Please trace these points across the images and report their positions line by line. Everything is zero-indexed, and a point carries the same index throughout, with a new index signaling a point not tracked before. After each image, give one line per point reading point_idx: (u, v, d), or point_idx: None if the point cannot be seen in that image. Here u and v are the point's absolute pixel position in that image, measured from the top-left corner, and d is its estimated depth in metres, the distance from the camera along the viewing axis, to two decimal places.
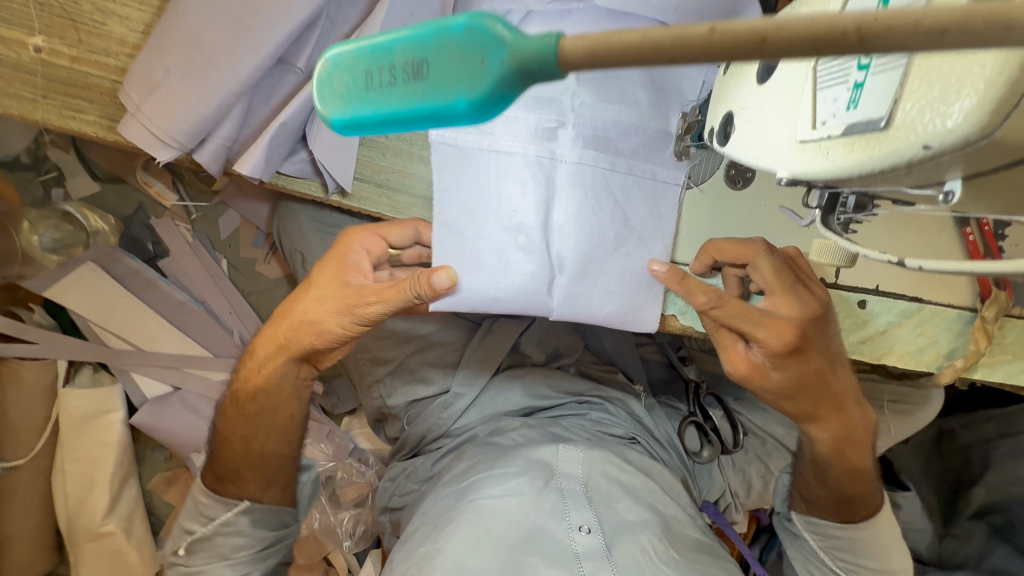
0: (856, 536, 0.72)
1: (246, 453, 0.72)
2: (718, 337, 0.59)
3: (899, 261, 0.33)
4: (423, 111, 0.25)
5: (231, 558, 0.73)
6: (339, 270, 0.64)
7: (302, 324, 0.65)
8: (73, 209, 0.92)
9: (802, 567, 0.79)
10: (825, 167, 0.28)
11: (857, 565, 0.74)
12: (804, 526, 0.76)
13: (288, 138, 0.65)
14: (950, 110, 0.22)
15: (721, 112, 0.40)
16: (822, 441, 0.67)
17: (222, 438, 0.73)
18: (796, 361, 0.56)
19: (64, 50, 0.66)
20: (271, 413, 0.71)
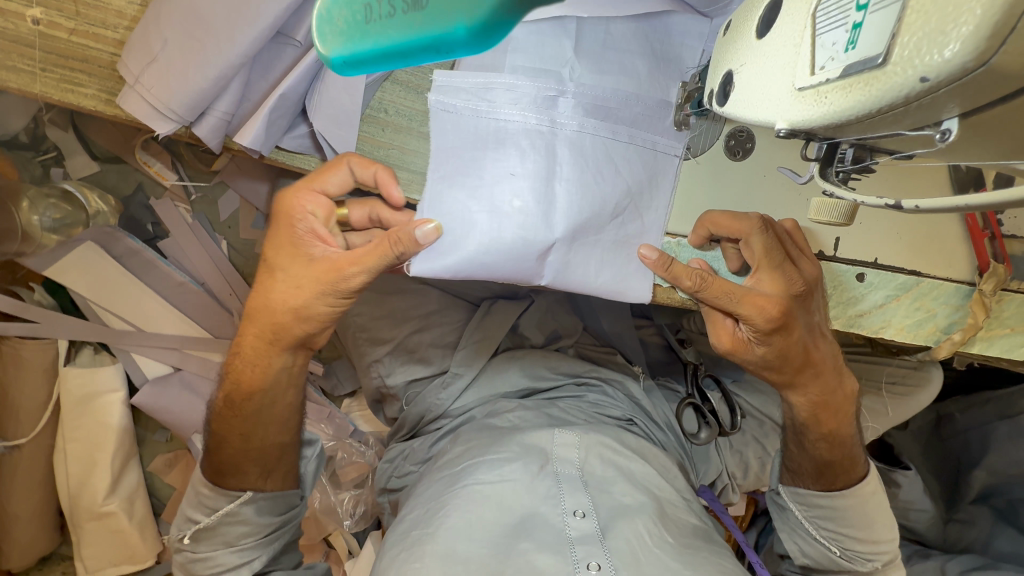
0: (840, 505, 0.73)
1: (244, 448, 0.69)
2: (707, 313, 0.61)
3: (896, 204, 0.32)
4: (422, 39, 0.29)
5: (237, 546, 0.71)
6: (296, 248, 0.61)
7: (285, 310, 0.62)
8: (73, 188, 0.93)
9: (789, 538, 0.79)
10: (823, 113, 0.29)
11: (842, 535, 0.74)
12: (790, 497, 0.77)
13: (288, 110, 0.66)
14: (947, 40, 0.22)
15: (719, 72, 0.40)
16: (800, 406, 0.70)
17: (219, 439, 0.70)
18: (784, 337, 0.58)
19: (62, 22, 0.66)
20: (271, 407, 0.70)
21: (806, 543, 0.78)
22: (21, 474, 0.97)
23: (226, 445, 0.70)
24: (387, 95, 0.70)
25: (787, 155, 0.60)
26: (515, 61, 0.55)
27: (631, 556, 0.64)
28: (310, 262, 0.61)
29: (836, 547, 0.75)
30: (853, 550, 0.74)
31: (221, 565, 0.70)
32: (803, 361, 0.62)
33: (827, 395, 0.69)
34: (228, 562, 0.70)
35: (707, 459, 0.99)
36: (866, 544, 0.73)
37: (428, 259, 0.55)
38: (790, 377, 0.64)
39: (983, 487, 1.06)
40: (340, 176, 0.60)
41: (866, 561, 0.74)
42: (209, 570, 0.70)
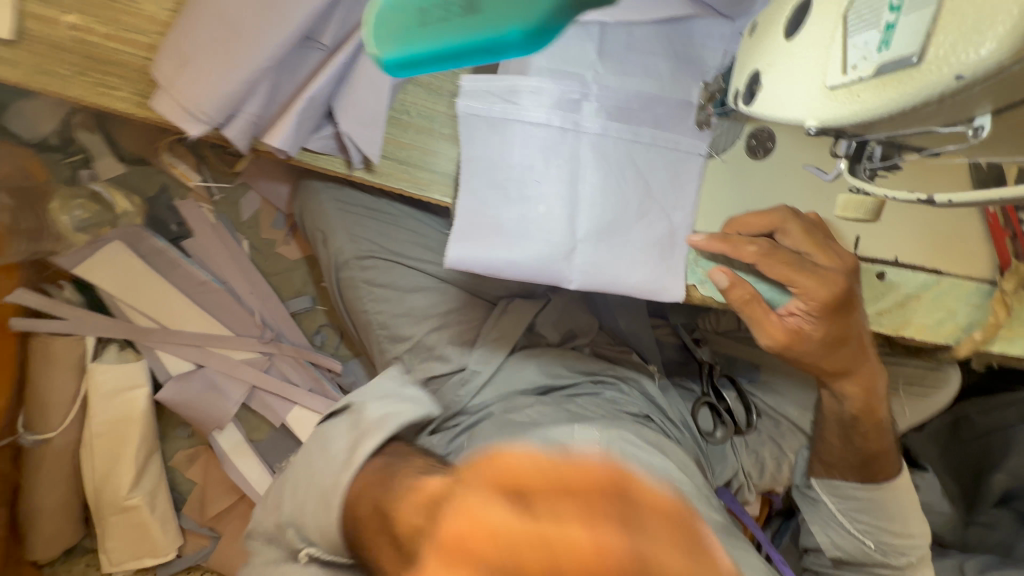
0: (877, 497, 0.75)
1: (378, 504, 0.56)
2: (750, 315, 0.58)
3: (929, 200, 0.34)
4: (480, 43, 0.31)
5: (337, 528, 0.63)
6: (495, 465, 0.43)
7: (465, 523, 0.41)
8: (101, 188, 0.96)
9: (819, 531, 0.80)
10: (856, 110, 0.29)
11: (876, 528, 0.76)
12: (822, 490, 0.78)
13: (316, 111, 0.67)
14: (983, 38, 0.23)
15: (746, 71, 0.41)
16: (851, 397, 0.68)
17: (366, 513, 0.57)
18: (840, 318, 0.58)
19: (98, 28, 0.68)
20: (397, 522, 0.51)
21: (839, 537, 0.78)
22: (48, 467, 0.99)
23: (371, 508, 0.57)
24: (410, 97, 0.71)
25: (813, 150, 0.59)
26: (539, 63, 0.56)
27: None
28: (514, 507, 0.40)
29: (871, 541, 0.76)
30: (888, 544, 0.75)
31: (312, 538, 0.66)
32: (857, 344, 0.62)
33: (874, 387, 0.68)
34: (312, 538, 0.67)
35: (723, 459, 0.99)
36: (901, 539, 0.75)
37: (464, 254, 0.55)
38: (836, 365, 0.64)
39: (1002, 491, 1.03)
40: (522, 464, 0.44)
41: (902, 556, 0.75)
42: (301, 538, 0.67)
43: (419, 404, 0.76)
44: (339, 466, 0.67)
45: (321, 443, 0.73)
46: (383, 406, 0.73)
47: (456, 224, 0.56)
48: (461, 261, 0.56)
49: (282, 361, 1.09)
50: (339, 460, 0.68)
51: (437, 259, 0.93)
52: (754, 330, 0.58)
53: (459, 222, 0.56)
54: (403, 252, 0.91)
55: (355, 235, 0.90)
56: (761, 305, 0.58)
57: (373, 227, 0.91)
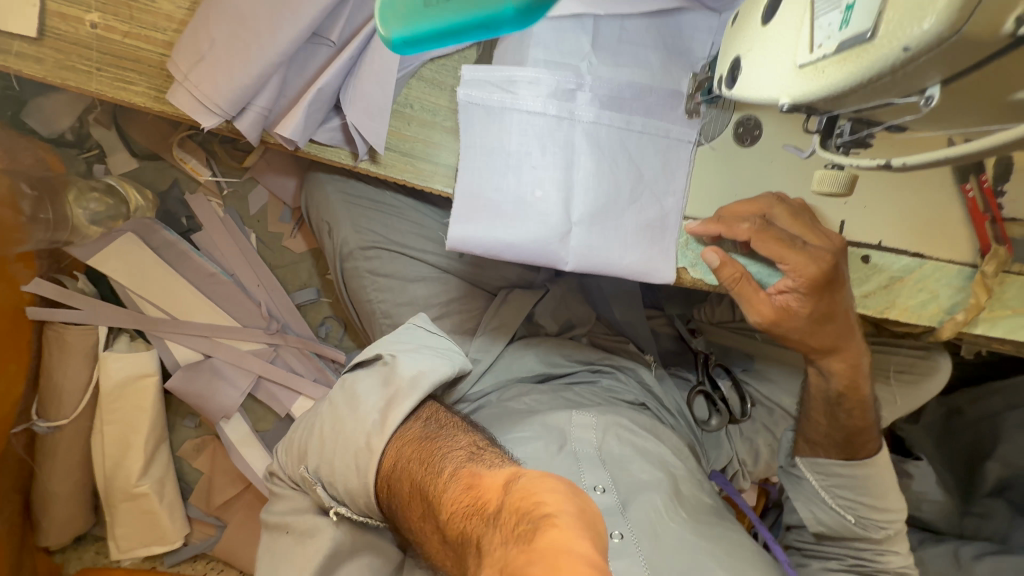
0: (859, 475, 0.77)
1: (419, 486, 0.55)
2: (741, 292, 0.61)
3: (885, 164, 0.36)
4: (476, 20, 0.33)
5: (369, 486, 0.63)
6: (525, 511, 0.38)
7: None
8: (115, 182, 1.00)
9: (804, 507, 0.82)
10: (823, 84, 0.32)
11: (858, 503, 0.78)
12: (807, 468, 0.81)
13: (323, 103, 0.71)
14: (926, 12, 0.26)
15: (729, 57, 0.44)
16: (836, 373, 0.72)
17: (414, 484, 0.56)
18: (828, 296, 0.61)
19: (117, 26, 0.72)
20: (449, 518, 0.49)
21: (822, 512, 0.81)
22: (60, 454, 1.02)
23: (417, 481, 0.56)
24: (413, 91, 0.75)
25: (794, 128, 0.62)
26: (536, 54, 0.59)
27: (651, 528, 0.69)
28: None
29: (852, 515, 0.79)
30: (868, 518, 0.78)
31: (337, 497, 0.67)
32: (843, 324, 0.65)
33: (851, 367, 0.72)
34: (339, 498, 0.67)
35: (718, 446, 1.02)
36: (880, 512, 0.77)
37: (463, 234, 0.59)
38: (823, 343, 0.66)
39: (997, 480, 1.06)
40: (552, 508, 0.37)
41: (880, 529, 0.78)
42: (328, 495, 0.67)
43: (449, 359, 0.74)
44: (372, 426, 0.65)
45: (349, 396, 0.71)
46: (415, 361, 0.71)
47: (456, 206, 0.59)
48: (460, 241, 0.59)
49: (287, 352, 1.12)
50: (371, 419, 0.66)
51: (437, 250, 0.96)
52: (744, 305, 0.62)
53: (459, 204, 0.59)
54: (406, 242, 0.94)
55: (359, 226, 0.93)
56: (750, 282, 0.60)
57: (377, 219, 0.94)
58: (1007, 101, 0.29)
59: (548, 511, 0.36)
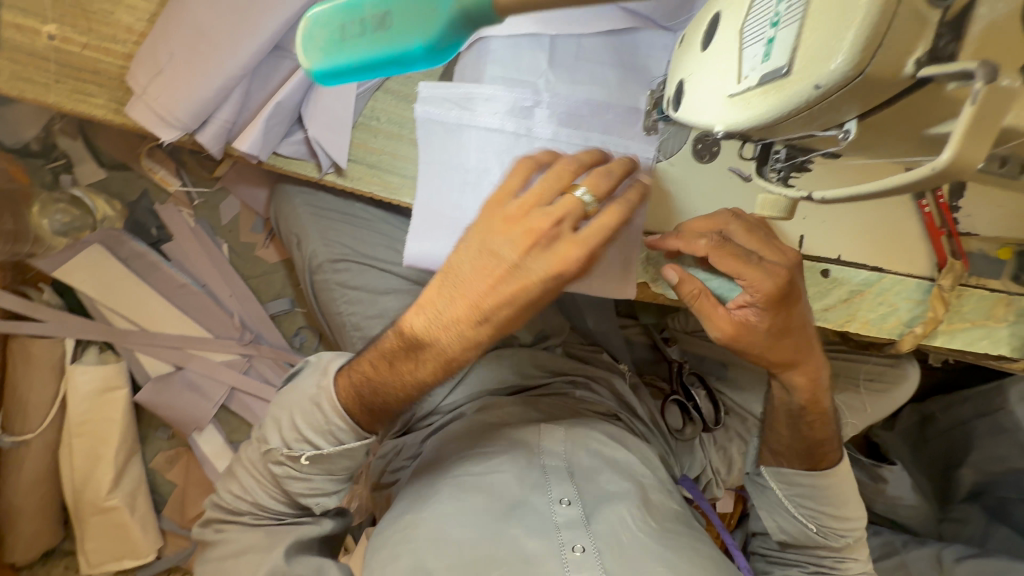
0: (821, 485, 0.77)
1: (372, 379, 0.63)
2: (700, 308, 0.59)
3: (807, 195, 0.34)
4: (390, 57, 0.31)
5: (345, 445, 0.67)
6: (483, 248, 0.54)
7: (477, 267, 0.54)
8: (81, 192, 0.99)
9: (768, 516, 0.83)
10: (749, 114, 0.32)
11: (819, 512, 0.78)
12: (771, 477, 0.82)
13: (284, 118, 0.71)
14: (835, 50, 0.25)
15: (674, 80, 0.44)
16: (797, 390, 0.73)
17: (366, 371, 0.64)
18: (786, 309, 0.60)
19: (75, 37, 0.71)
20: (411, 350, 0.60)
21: (784, 521, 0.82)
22: (28, 468, 1.00)
23: (366, 371, 0.64)
24: (379, 104, 0.74)
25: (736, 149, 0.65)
26: (493, 71, 0.60)
27: (614, 544, 0.68)
28: (537, 206, 0.53)
29: (813, 524, 0.79)
30: (829, 527, 0.78)
31: (316, 488, 0.71)
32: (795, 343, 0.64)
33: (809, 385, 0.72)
34: (322, 488, 0.71)
35: (692, 454, 1.02)
36: (841, 521, 0.78)
37: (420, 252, 0.60)
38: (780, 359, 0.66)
39: (972, 485, 1.07)
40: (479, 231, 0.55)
41: (841, 537, 0.78)
42: (305, 490, 0.70)
43: None
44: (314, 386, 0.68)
45: (286, 391, 0.72)
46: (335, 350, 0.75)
47: (415, 223, 0.60)
48: (418, 259, 0.60)
49: (262, 363, 1.11)
50: (311, 389, 0.68)
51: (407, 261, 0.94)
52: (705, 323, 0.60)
53: (418, 222, 0.60)
54: (375, 254, 0.94)
55: (328, 239, 0.93)
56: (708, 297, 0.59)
57: (346, 232, 0.93)
58: (923, 135, 0.29)
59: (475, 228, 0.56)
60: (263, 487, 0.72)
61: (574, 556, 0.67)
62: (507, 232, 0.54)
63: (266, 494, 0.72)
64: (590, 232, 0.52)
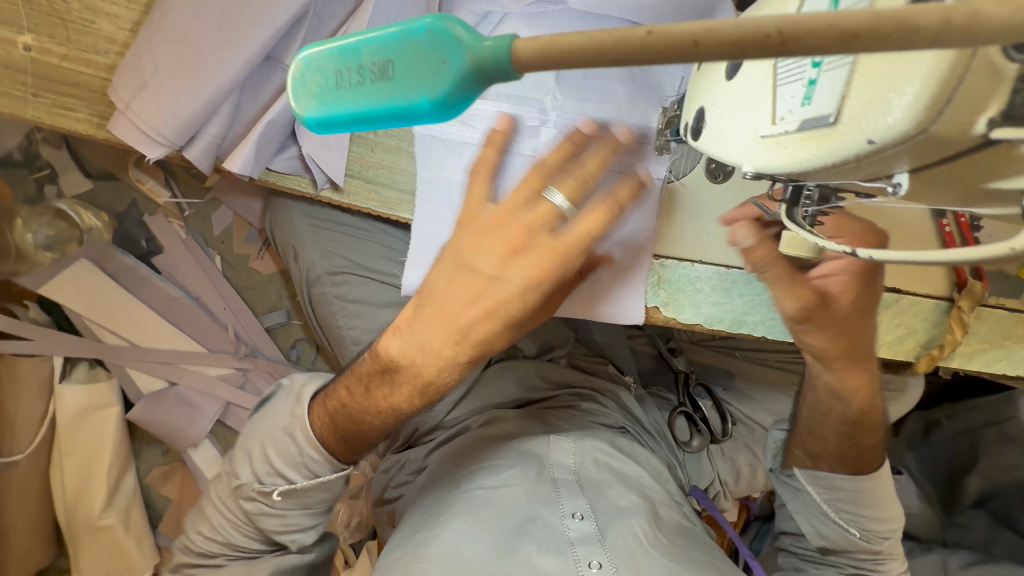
0: (863, 488, 0.72)
1: (347, 405, 0.63)
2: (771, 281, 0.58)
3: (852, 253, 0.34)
4: (390, 112, 0.23)
5: (321, 478, 0.66)
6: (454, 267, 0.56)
7: (456, 285, 0.56)
8: (66, 206, 0.96)
9: (803, 521, 0.77)
10: (785, 160, 0.29)
11: (861, 516, 0.73)
12: (807, 480, 0.75)
13: (277, 133, 0.67)
14: (891, 105, 0.23)
15: (693, 106, 0.41)
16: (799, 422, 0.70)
17: (342, 395, 0.64)
18: (869, 285, 0.57)
19: (54, 48, 0.67)
20: (392, 370, 0.60)
21: (824, 526, 0.76)
22: (15, 490, 0.96)
23: (342, 396, 0.64)
24: None
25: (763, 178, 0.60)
26: (497, 88, 0.59)
27: (630, 556, 0.66)
28: (515, 218, 0.54)
29: (856, 529, 0.73)
30: (872, 530, 0.73)
31: (292, 524, 0.70)
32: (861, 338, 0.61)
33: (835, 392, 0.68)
34: (299, 522, 0.70)
35: (700, 467, 0.99)
36: (880, 522, 0.73)
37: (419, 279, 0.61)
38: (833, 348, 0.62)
39: (978, 494, 1.03)
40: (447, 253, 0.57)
41: (883, 539, 0.73)
42: (280, 527, 0.69)
43: None
44: (287, 418, 0.67)
45: (261, 418, 0.71)
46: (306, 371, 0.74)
47: (414, 247, 0.61)
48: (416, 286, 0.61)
49: (258, 376, 1.08)
50: (285, 420, 0.67)
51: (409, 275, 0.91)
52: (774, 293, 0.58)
53: (417, 247, 0.61)
54: (375, 267, 0.90)
55: (326, 251, 0.90)
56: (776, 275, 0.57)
57: (345, 243, 0.90)
58: (982, 188, 0.26)
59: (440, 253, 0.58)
60: (236, 526, 0.70)
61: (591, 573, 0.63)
62: (482, 247, 0.55)
63: (239, 532, 0.71)
64: (572, 237, 0.52)
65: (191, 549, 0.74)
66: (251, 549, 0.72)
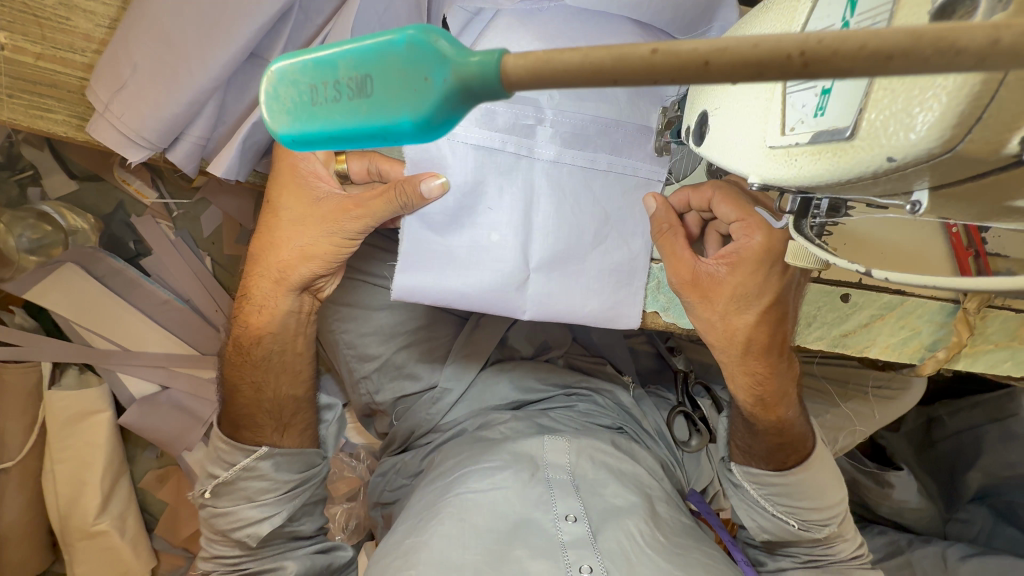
0: (794, 481, 0.71)
1: (248, 396, 0.70)
2: (662, 246, 0.58)
3: (867, 272, 0.37)
4: (369, 131, 0.21)
5: (238, 465, 0.69)
6: (297, 255, 0.63)
7: (305, 269, 0.64)
8: (50, 209, 0.91)
9: (745, 515, 0.77)
10: (793, 173, 0.28)
11: (797, 507, 0.73)
12: (742, 478, 0.75)
13: (264, 135, 0.65)
14: (913, 122, 0.21)
15: (697, 108, 0.39)
16: (762, 422, 0.70)
17: (231, 390, 0.71)
18: (766, 274, 0.58)
19: (28, 46, 0.64)
20: (280, 354, 0.70)
21: (765, 520, 0.75)
22: (8, 498, 0.95)
23: (234, 391, 0.70)
24: None
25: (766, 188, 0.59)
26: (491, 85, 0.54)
27: (623, 557, 0.64)
28: (316, 202, 0.61)
29: (794, 520, 0.73)
30: (810, 519, 0.73)
31: (244, 519, 0.69)
32: (751, 338, 0.62)
33: (774, 387, 0.68)
34: (250, 516, 0.69)
35: (699, 468, 0.96)
36: (819, 512, 0.72)
37: (412, 284, 0.56)
38: (720, 335, 0.61)
39: (979, 488, 1.02)
40: (288, 250, 0.63)
41: (823, 527, 0.73)
42: (231, 524, 0.69)
43: None
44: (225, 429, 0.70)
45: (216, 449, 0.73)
46: None
47: (403, 253, 0.55)
48: (408, 292, 0.56)
49: None
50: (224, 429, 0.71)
51: None
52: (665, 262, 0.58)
53: (406, 249, 0.55)
54: (369, 269, 0.88)
55: None
56: (681, 245, 0.57)
57: None
58: (1004, 207, 0.25)
59: (278, 251, 0.64)
60: (216, 540, 0.72)
61: None
62: (319, 229, 0.61)
63: (217, 543, 0.72)
64: (360, 200, 0.58)
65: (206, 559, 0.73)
66: (232, 559, 0.71)
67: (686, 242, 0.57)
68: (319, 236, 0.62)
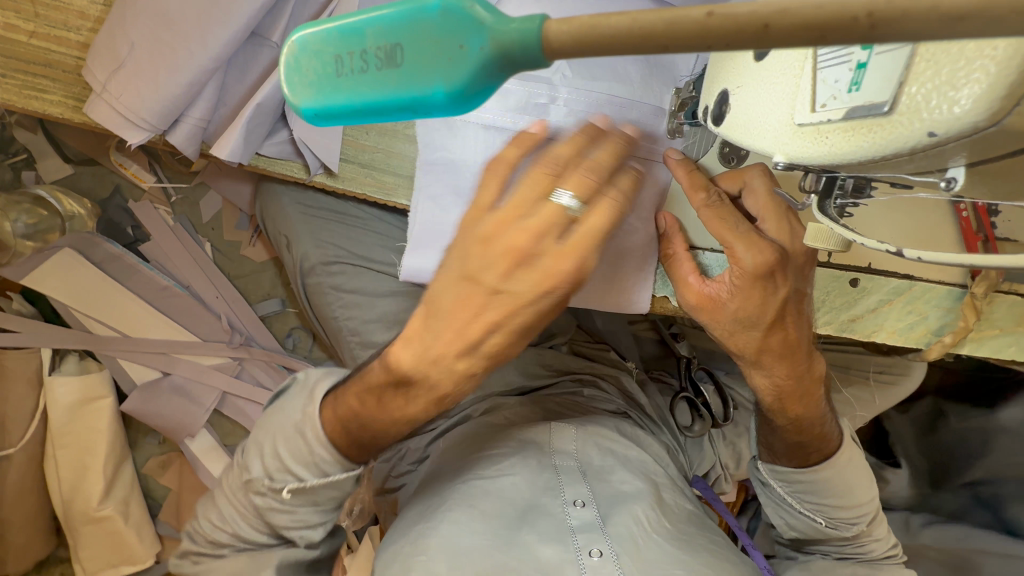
0: (821, 478, 0.72)
1: (360, 413, 0.61)
2: (670, 269, 0.58)
3: (898, 252, 0.36)
4: (399, 104, 0.21)
5: (332, 478, 0.63)
6: (471, 278, 0.51)
7: (461, 299, 0.52)
8: (46, 192, 0.90)
9: (774, 513, 0.78)
10: (823, 151, 0.28)
11: (824, 505, 0.73)
12: (770, 475, 0.76)
13: (266, 118, 0.64)
14: (958, 95, 0.22)
15: (716, 87, 0.38)
16: (781, 420, 0.68)
17: (350, 413, 0.61)
18: (773, 295, 0.55)
19: (20, 24, 0.63)
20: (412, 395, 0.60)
21: (794, 519, 0.76)
22: (10, 485, 0.94)
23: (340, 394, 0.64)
24: None
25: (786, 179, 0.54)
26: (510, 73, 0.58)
27: (632, 542, 0.64)
28: (517, 222, 0.49)
29: (821, 517, 0.74)
30: (837, 517, 0.73)
31: (301, 520, 0.66)
32: (762, 348, 0.59)
33: (792, 392, 0.65)
34: (307, 519, 0.66)
35: (701, 452, 0.97)
36: (846, 509, 0.72)
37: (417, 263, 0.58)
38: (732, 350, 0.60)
39: None
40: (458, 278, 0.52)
41: (851, 525, 0.73)
42: (287, 522, 0.66)
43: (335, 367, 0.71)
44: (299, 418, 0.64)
45: (271, 420, 0.67)
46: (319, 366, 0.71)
47: (415, 235, 0.58)
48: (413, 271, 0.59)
49: (254, 365, 1.05)
50: (295, 418, 0.64)
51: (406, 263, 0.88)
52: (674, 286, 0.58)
53: (417, 231, 0.58)
54: (371, 255, 0.87)
55: (320, 240, 0.86)
56: (684, 264, 0.57)
57: (339, 232, 0.86)
58: None
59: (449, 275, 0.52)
60: (246, 519, 0.67)
61: (592, 561, 0.62)
62: (492, 255, 0.50)
63: (248, 526, 0.67)
64: (580, 239, 0.48)
65: (200, 536, 0.71)
66: (257, 543, 0.68)
67: (692, 266, 0.57)
68: (504, 266, 0.50)
